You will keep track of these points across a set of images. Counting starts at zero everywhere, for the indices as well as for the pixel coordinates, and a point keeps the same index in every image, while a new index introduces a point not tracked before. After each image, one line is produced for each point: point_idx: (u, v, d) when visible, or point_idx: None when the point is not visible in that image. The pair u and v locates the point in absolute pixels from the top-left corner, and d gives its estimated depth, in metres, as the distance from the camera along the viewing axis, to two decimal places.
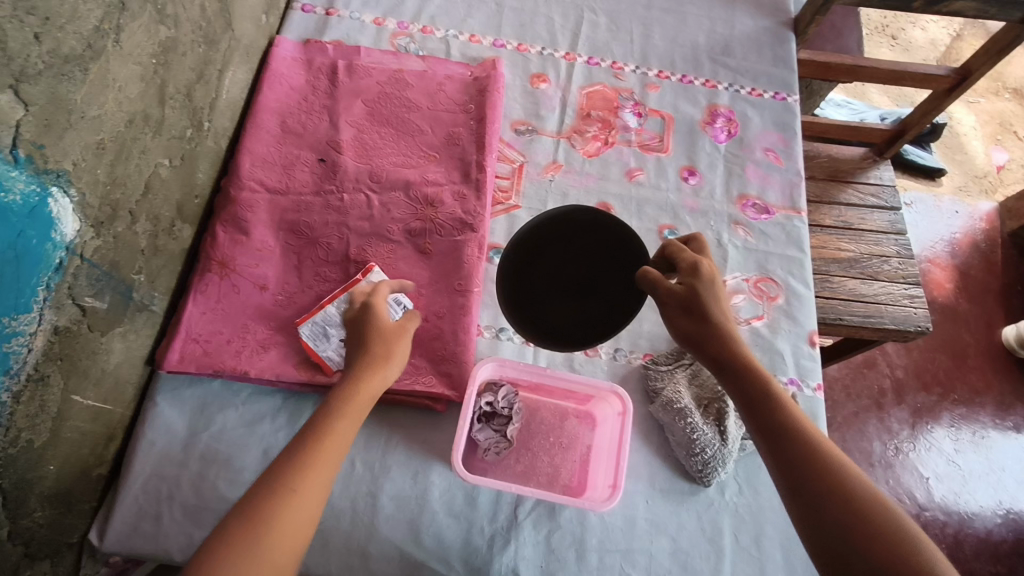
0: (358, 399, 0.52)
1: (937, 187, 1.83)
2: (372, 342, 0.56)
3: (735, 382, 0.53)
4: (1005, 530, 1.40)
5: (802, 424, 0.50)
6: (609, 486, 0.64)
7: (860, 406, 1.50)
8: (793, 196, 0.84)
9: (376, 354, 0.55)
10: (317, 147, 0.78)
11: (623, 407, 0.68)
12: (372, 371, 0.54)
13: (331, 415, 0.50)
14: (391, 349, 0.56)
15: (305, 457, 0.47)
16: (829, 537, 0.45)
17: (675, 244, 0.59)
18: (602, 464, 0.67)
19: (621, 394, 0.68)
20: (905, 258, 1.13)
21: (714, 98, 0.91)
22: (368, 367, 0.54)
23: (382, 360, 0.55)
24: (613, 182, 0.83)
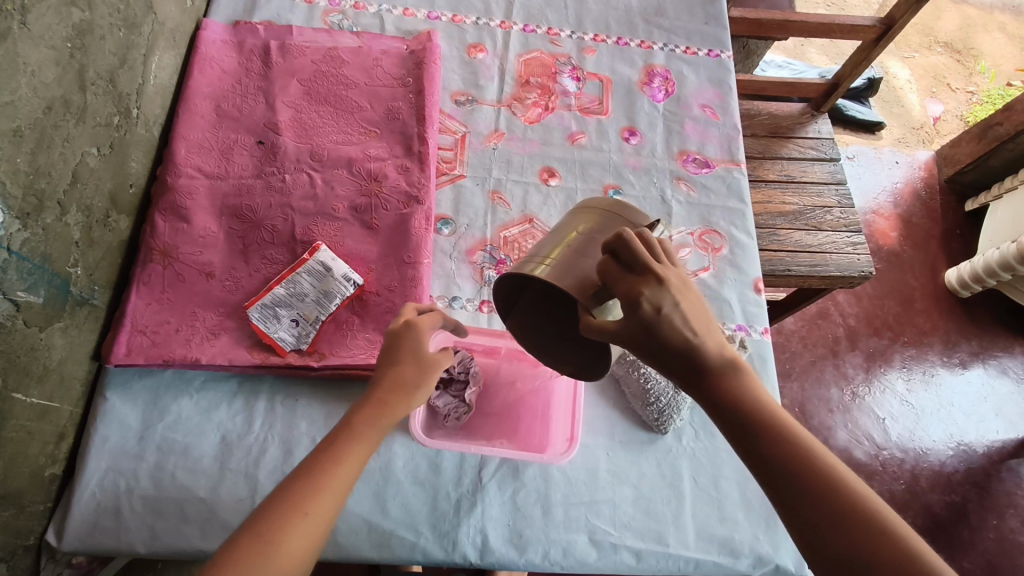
0: (374, 424, 0.50)
1: (877, 140, 1.90)
2: (396, 364, 0.53)
3: (704, 391, 0.47)
4: (957, 461, 1.47)
5: (783, 427, 0.45)
6: (567, 439, 0.67)
7: (816, 355, 1.55)
8: (731, 150, 0.86)
9: (397, 378, 0.53)
10: (254, 130, 0.76)
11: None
12: (396, 397, 0.52)
13: (346, 436, 0.49)
14: (421, 375, 0.54)
15: (314, 473, 0.46)
16: (821, 540, 0.42)
17: (608, 269, 0.48)
18: (559, 420, 0.69)
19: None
20: (847, 207, 1.17)
21: (650, 58, 0.92)
22: (391, 390, 0.52)
23: (405, 387, 0.53)
24: (556, 147, 0.84)
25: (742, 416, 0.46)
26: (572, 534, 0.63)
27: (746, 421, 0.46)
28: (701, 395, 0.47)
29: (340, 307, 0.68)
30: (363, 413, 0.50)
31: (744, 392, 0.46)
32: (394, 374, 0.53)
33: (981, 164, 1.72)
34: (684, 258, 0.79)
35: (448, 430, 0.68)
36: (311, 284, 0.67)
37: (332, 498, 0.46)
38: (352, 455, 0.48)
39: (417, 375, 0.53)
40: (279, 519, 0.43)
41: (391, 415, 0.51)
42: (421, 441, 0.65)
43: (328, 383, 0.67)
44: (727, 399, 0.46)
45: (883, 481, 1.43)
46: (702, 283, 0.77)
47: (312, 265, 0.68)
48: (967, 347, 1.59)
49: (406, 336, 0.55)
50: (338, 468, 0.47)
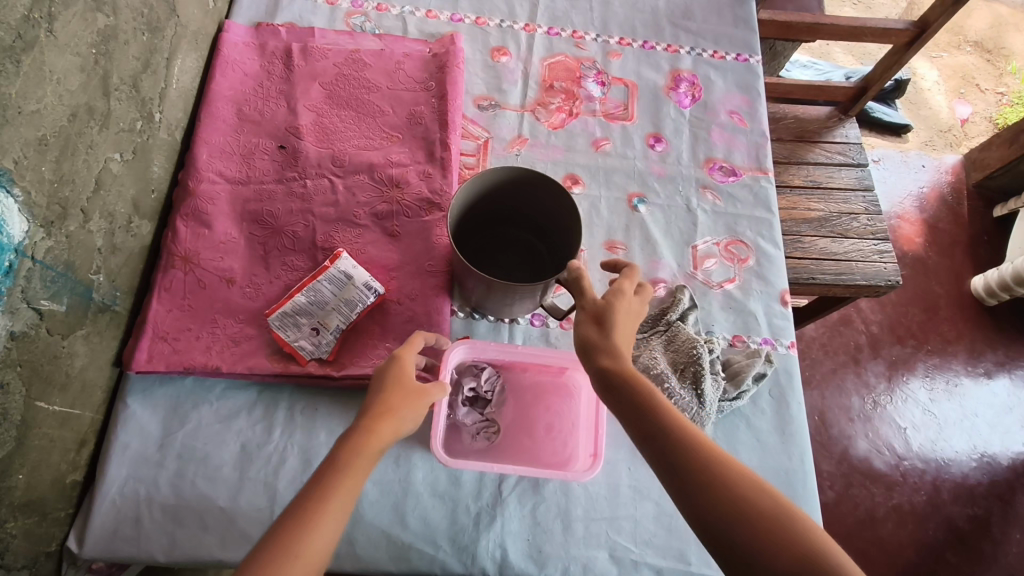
0: (361, 454, 0.47)
1: (904, 143, 1.86)
2: (383, 390, 0.52)
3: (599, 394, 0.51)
4: (980, 473, 1.44)
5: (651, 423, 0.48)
6: (591, 455, 0.65)
7: (837, 363, 1.53)
8: (758, 157, 0.85)
9: (384, 404, 0.51)
10: (275, 134, 0.76)
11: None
12: (384, 422, 0.50)
13: (335, 468, 0.46)
14: (412, 397, 0.53)
15: (304, 513, 0.43)
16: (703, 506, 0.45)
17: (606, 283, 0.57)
18: (584, 439, 0.67)
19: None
20: (874, 214, 1.14)
21: (677, 63, 0.91)
22: (378, 416, 0.50)
23: (396, 411, 0.51)
24: (580, 153, 0.83)
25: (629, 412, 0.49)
26: (592, 550, 0.62)
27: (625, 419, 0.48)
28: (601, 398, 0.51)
29: (361, 315, 0.66)
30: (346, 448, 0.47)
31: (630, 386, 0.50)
32: (381, 398, 0.52)
33: (1012, 169, 1.67)
34: (709, 269, 0.77)
35: (476, 449, 0.66)
36: (332, 291, 0.65)
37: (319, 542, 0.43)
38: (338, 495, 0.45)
39: (409, 398, 0.52)
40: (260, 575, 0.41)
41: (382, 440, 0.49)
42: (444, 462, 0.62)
43: (348, 392, 0.66)
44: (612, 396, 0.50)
45: (904, 492, 1.40)
46: (727, 295, 0.76)
47: (334, 273, 0.66)
48: (993, 357, 1.56)
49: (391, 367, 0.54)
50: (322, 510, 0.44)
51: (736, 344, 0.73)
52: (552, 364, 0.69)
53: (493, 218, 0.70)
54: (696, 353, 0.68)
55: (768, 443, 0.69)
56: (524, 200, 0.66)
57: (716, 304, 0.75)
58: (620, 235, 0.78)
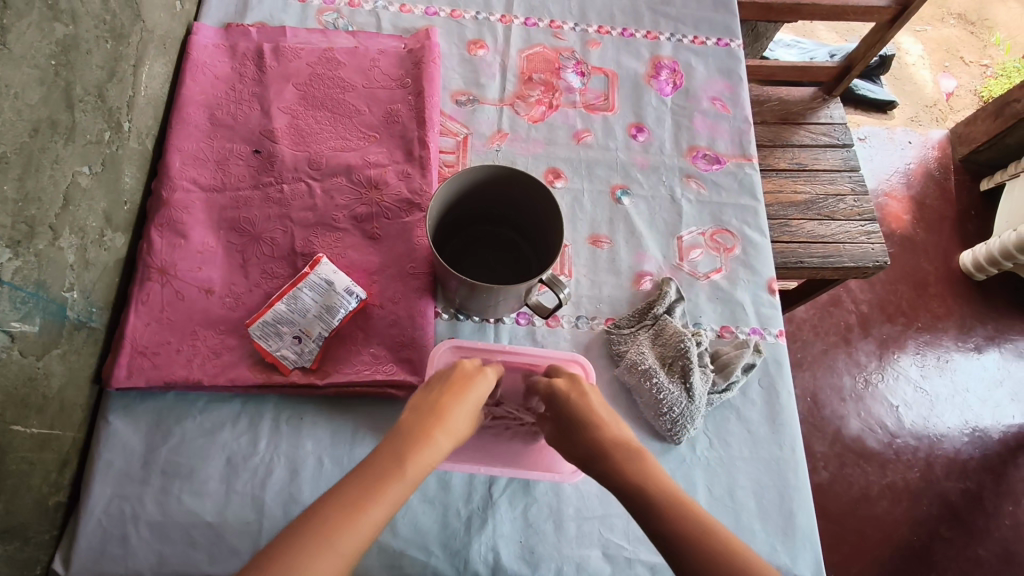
0: (427, 445, 0.51)
1: (889, 120, 1.85)
2: (449, 393, 0.55)
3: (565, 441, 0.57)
4: (972, 447, 1.45)
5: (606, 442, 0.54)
6: None
7: (828, 344, 1.53)
8: (742, 144, 0.84)
9: (447, 409, 0.54)
10: (249, 138, 0.74)
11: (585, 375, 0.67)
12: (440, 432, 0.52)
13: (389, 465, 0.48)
14: (472, 416, 0.56)
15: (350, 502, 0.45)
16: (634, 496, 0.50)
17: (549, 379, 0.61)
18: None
19: (584, 362, 0.67)
20: (860, 195, 1.14)
21: (657, 50, 0.89)
22: (434, 423, 0.52)
23: (458, 424, 0.54)
24: (561, 147, 0.81)
25: (595, 463, 0.53)
26: (585, 549, 0.62)
27: (595, 474, 0.53)
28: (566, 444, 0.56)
29: (343, 321, 0.65)
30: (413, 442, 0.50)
31: (602, 440, 0.54)
32: (444, 402, 0.54)
33: (998, 142, 1.67)
34: (695, 260, 0.76)
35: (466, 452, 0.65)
36: (312, 299, 0.65)
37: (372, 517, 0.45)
38: (405, 478, 0.48)
39: (467, 415, 0.56)
40: (320, 538, 0.42)
41: (442, 443, 0.52)
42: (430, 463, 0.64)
43: (334, 400, 0.66)
44: (582, 450, 0.55)
45: (897, 469, 1.41)
46: (713, 285, 0.75)
47: (314, 280, 0.65)
48: (982, 331, 1.57)
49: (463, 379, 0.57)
50: (388, 487, 0.46)
51: (724, 335, 0.73)
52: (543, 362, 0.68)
53: (481, 215, 0.69)
54: (684, 346, 0.68)
55: (758, 433, 0.69)
56: (505, 198, 0.65)
57: (702, 295, 0.75)
58: (604, 229, 0.77)
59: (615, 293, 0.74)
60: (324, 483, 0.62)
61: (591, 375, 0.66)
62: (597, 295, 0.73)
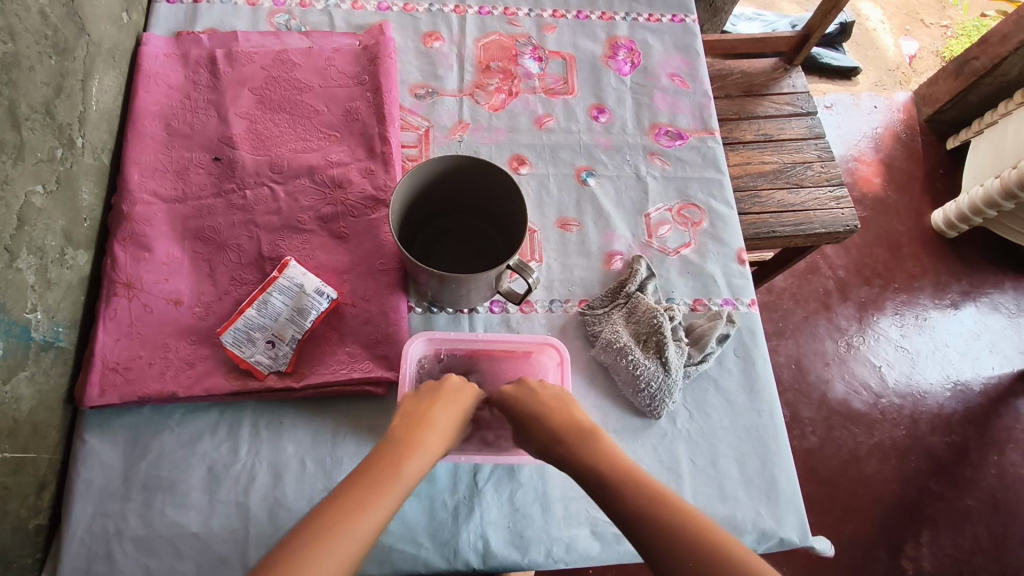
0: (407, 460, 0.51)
1: (855, 86, 1.86)
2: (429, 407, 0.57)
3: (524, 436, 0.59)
4: (955, 401, 1.48)
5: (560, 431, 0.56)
6: None
7: (808, 311, 1.54)
8: (704, 118, 0.85)
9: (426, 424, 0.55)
10: (208, 146, 0.73)
11: (561, 357, 0.67)
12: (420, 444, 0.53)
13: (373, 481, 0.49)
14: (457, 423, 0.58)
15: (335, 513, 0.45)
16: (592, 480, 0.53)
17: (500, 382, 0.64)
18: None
19: (558, 344, 0.68)
20: (826, 161, 1.15)
21: (613, 30, 0.90)
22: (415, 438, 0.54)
23: (437, 440, 0.54)
24: (524, 133, 0.81)
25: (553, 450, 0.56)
26: (573, 529, 0.62)
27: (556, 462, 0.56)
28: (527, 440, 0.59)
29: (315, 323, 0.65)
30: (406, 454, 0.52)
31: (558, 431, 0.56)
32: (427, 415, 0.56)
33: (960, 101, 1.69)
34: (665, 236, 0.77)
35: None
36: (283, 303, 0.64)
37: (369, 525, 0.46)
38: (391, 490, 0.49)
39: (456, 422, 0.57)
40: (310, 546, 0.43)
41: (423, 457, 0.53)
42: None
43: (313, 402, 0.65)
44: (538, 444, 0.57)
45: (884, 429, 1.44)
46: (684, 260, 0.76)
47: (283, 284, 0.65)
48: (958, 288, 1.59)
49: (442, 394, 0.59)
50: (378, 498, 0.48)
51: (698, 308, 0.74)
52: (517, 350, 0.68)
53: (444, 207, 0.69)
54: (657, 321, 0.68)
55: (737, 402, 0.69)
56: (469, 187, 0.65)
57: (673, 270, 0.75)
58: (572, 212, 0.77)
59: (586, 275, 0.74)
60: (308, 484, 0.62)
61: (565, 358, 0.67)
62: (569, 278, 0.74)
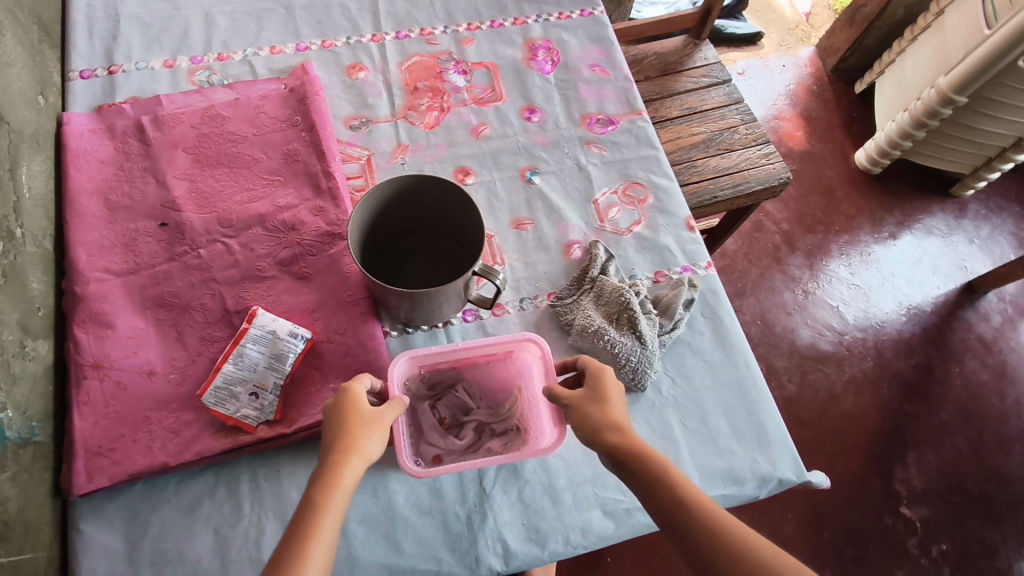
0: (342, 468, 0.50)
1: (761, 50, 1.95)
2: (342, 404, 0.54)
3: (579, 410, 0.56)
4: (912, 325, 1.56)
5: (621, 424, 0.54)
6: (552, 429, 0.63)
7: (762, 267, 1.61)
8: (629, 101, 0.88)
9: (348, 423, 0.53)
10: (153, 213, 0.73)
11: (541, 351, 0.65)
12: (345, 445, 0.51)
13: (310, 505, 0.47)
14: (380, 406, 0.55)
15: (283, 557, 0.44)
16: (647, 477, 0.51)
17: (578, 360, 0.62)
18: (542, 412, 0.66)
19: (536, 336, 0.66)
20: (750, 123, 1.21)
21: (528, 34, 0.93)
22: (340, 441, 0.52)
23: (364, 432, 0.53)
24: (463, 145, 0.83)
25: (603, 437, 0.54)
26: (586, 513, 0.64)
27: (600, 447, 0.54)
28: (581, 414, 0.56)
29: (295, 365, 0.65)
30: (337, 450, 0.51)
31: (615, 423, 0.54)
32: (350, 414, 0.53)
33: (858, 47, 1.79)
34: (616, 218, 0.80)
35: (450, 451, 0.65)
36: (259, 352, 0.64)
37: (329, 536, 0.46)
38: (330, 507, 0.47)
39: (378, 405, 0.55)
40: None
41: (356, 460, 0.51)
42: (416, 474, 0.58)
43: (308, 443, 0.66)
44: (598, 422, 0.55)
45: (853, 363, 1.50)
46: (638, 237, 0.79)
47: (255, 333, 0.65)
48: (892, 220, 1.68)
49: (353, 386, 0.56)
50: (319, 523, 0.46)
51: (660, 279, 0.77)
52: (496, 352, 0.68)
53: (400, 230, 0.70)
54: (624, 299, 0.71)
55: (713, 360, 0.73)
56: (418, 210, 0.66)
57: (631, 249, 0.78)
58: (524, 212, 0.80)
59: (550, 268, 0.76)
60: None
61: (545, 352, 0.65)
62: (534, 275, 0.76)
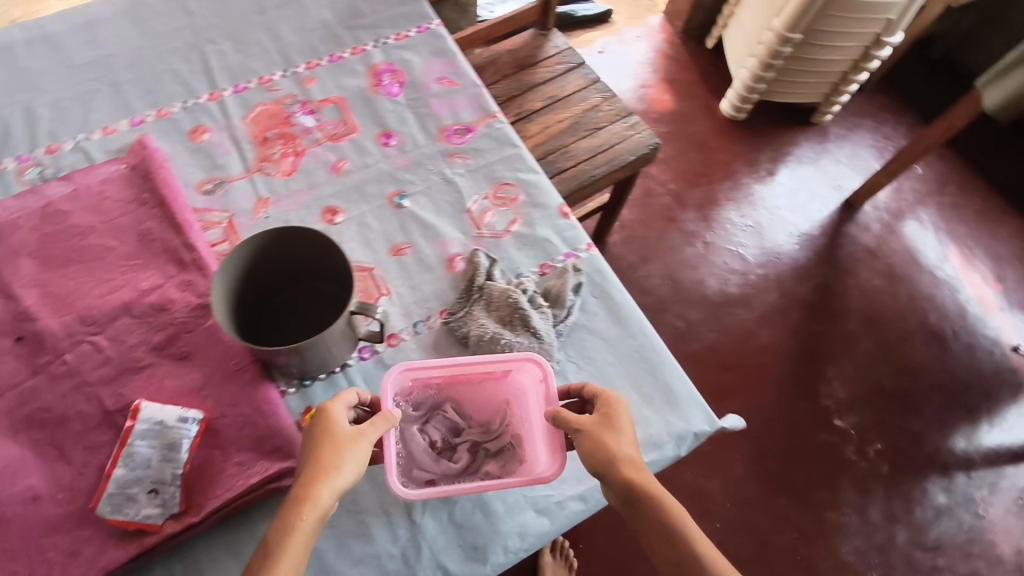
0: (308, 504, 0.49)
1: (614, 26, 2.00)
2: (320, 436, 0.54)
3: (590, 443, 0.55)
4: (805, 251, 1.65)
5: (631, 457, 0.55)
6: (552, 453, 0.62)
7: (661, 229, 1.66)
8: (482, 105, 0.90)
9: (322, 454, 0.52)
10: (5, 330, 0.68)
11: (544, 372, 0.64)
12: (315, 479, 0.50)
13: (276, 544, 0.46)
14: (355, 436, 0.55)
15: None
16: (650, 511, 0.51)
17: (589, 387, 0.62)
18: (542, 438, 0.64)
19: (538, 357, 0.64)
20: (610, 99, 1.29)
21: (369, 60, 0.92)
22: (311, 476, 0.51)
23: (333, 465, 0.52)
24: (325, 185, 0.82)
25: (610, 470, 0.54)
26: (519, 516, 0.65)
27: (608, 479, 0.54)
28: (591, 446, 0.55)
29: (192, 450, 0.63)
30: (307, 482, 0.50)
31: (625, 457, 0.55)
32: (323, 448, 0.53)
33: (700, 6, 1.89)
34: (492, 222, 0.81)
35: (444, 475, 0.64)
36: (150, 447, 0.62)
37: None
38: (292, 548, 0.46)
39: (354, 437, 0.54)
40: None
41: (325, 493, 0.50)
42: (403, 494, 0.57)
43: (222, 526, 0.63)
44: (608, 456, 0.54)
45: (762, 300, 1.58)
46: (517, 236, 0.80)
47: (143, 428, 0.63)
48: (767, 158, 1.78)
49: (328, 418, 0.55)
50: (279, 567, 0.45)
51: (546, 272, 0.78)
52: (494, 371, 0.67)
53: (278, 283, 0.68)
54: (513, 300, 0.72)
55: (612, 336, 0.75)
56: (270, 272, 0.66)
57: (512, 249, 0.79)
58: (400, 237, 0.79)
59: (437, 287, 0.76)
60: None
61: (546, 372, 0.64)
62: (422, 296, 0.76)
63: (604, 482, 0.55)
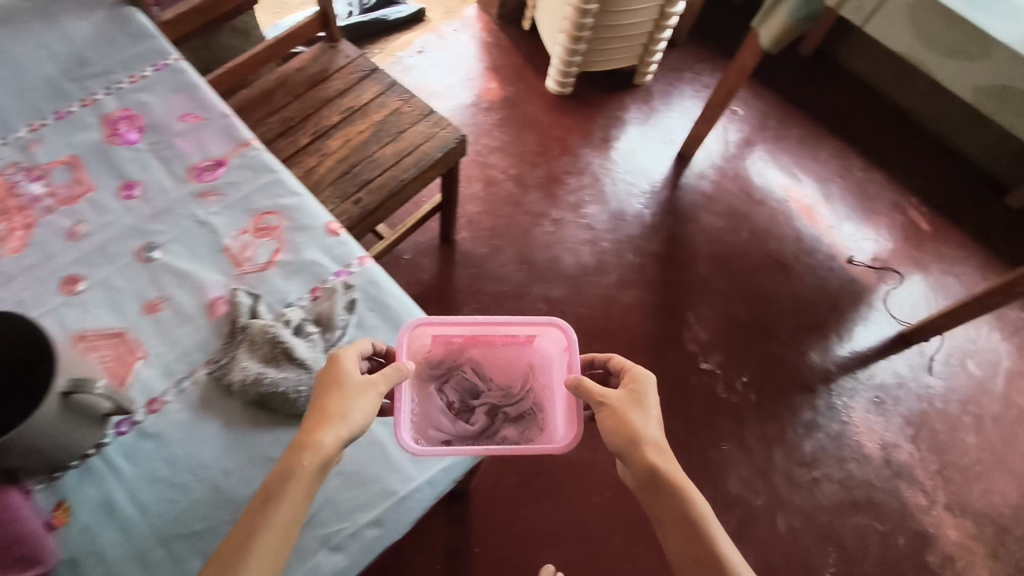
0: (308, 450, 0.54)
1: (430, 24, 1.97)
2: (323, 386, 0.60)
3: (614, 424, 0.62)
4: (650, 209, 1.69)
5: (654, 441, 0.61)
6: (567, 429, 0.68)
7: (509, 216, 1.65)
8: (233, 135, 0.85)
9: (324, 406, 0.58)
10: None
11: (567, 343, 0.72)
12: (316, 427, 0.56)
13: (280, 483, 0.52)
14: (357, 388, 0.60)
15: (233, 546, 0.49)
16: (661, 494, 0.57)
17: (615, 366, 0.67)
18: (558, 414, 0.71)
19: (562, 326, 0.72)
20: (411, 100, 1.27)
21: (102, 109, 0.85)
22: (313, 425, 0.56)
23: (330, 418, 0.56)
24: (61, 253, 0.75)
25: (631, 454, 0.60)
26: (312, 558, 0.62)
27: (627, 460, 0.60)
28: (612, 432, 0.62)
29: None
30: (310, 430, 0.55)
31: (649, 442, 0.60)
32: (327, 399, 0.58)
33: None
34: (252, 255, 0.77)
35: (459, 435, 0.73)
36: None
37: (287, 517, 0.51)
38: (291, 489, 0.52)
39: (356, 392, 0.59)
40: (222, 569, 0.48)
41: (328, 438, 0.55)
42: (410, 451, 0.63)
43: None
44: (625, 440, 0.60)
45: (617, 264, 1.61)
46: (281, 265, 0.76)
47: None
48: (599, 127, 1.82)
49: (333, 371, 0.61)
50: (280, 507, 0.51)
51: (317, 295, 0.75)
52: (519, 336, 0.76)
53: None
54: (274, 335, 0.69)
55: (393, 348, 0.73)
56: None
57: (278, 280, 0.76)
58: (153, 293, 0.74)
59: (198, 337, 0.72)
60: None
61: (569, 343, 0.71)
62: (182, 352, 0.71)
63: (623, 459, 0.61)
